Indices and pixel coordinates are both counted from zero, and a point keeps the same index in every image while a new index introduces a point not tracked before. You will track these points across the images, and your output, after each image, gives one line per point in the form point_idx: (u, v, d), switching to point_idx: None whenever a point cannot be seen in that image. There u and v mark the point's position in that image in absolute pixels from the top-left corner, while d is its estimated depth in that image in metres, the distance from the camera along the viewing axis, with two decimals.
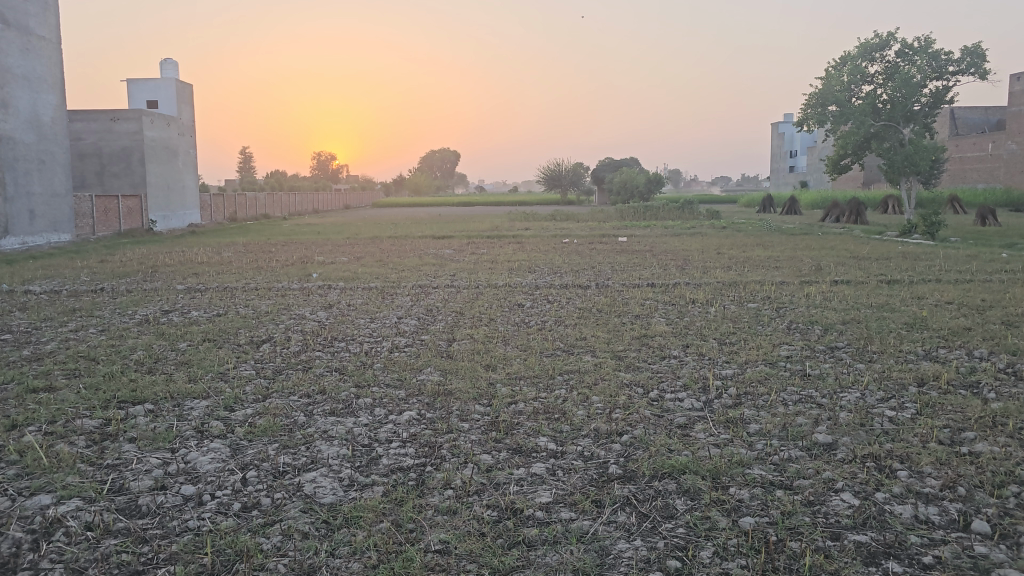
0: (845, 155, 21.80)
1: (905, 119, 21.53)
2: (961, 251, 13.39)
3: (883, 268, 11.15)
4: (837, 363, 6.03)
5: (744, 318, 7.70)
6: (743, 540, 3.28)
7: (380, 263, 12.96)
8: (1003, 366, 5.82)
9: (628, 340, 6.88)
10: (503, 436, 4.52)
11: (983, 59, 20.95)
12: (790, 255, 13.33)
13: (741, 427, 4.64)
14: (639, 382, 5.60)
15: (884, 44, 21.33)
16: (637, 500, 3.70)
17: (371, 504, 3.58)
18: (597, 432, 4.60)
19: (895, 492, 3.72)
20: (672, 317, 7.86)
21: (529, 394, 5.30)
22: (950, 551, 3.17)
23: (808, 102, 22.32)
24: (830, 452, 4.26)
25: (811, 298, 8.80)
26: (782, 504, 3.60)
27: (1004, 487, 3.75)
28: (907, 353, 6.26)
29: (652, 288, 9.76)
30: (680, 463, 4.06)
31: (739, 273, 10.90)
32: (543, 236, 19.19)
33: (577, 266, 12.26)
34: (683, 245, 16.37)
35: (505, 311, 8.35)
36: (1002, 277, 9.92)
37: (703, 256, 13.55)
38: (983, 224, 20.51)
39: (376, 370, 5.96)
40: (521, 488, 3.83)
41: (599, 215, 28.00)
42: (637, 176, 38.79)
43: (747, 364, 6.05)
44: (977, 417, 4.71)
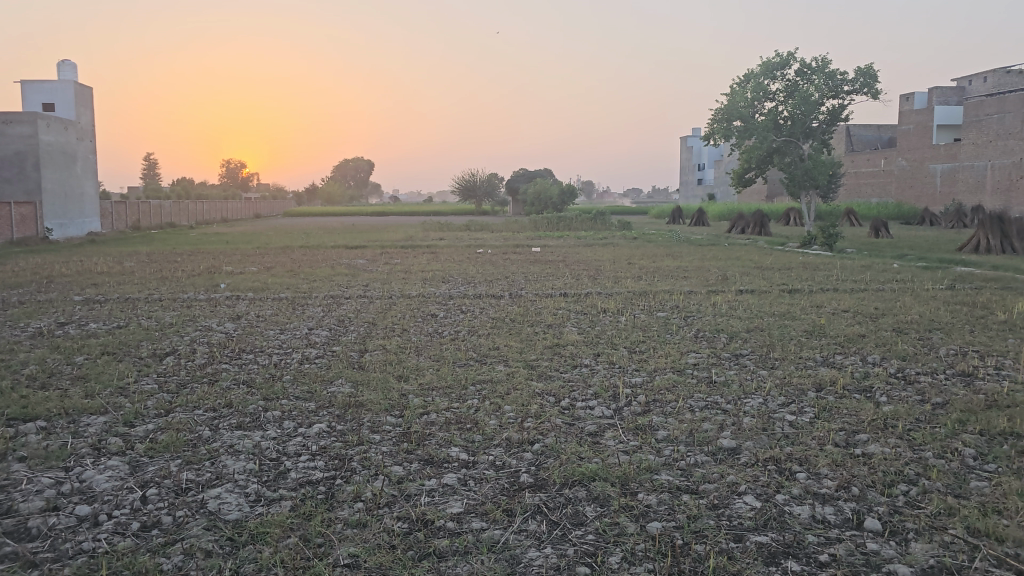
0: (749, 168, 22.58)
1: (805, 135, 22.49)
2: (857, 262, 14.02)
3: (785, 278, 11.61)
4: (741, 370, 6.24)
5: (653, 327, 7.88)
6: (650, 545, 3.35)
7: (291, 273, 12.73)
8: (894, 371, 6.13)
9: (541, 349, 6.95)
10: (415, 447, 4.50)
11: (875, 80, 22.09)
12: (698, 265, 13.75)
13: (649, 434, 4.75)
14: (551, 391, 5.65)
15: (784, 63, 22.25)
16: (548, 508, 3.73)
17: (278, 520, 3.50)
18: (510, 441, 4.63)
19: (794, 493, 3.86)
20: (584, 326, 7.99)
21: (441, 405, 5.29)
22: (845, 549, 3.31)
23: (715, 116, 23.03)
24: (734, 456, 4.39)
25: (717, 306, 9.09)
26: (688, 509, 3.69)
27: (894, 486, 3.94)
28: (807, 359, 6.53)
29: (565, 297, 9.91)
30: (590, 470, 4.13)
31: (649, 283, 11.17)
32: (457, 246, 19.18)
33: (491, 276, 12.30)
34: (595, 254, 16.65)
35: (418, 321, 8.33)
36: (893, 287, 10.46)
37: (614, 266, 13.81)
38: (877, 236, 21.58)
39: (286, 382, 5.83)
40: (432, 499, 3.81)
41: (513, 225, 28.15)
42: (551, 187, 39.26)
43: (656, 372, 6.19)
44: (870, 420, 4.95)
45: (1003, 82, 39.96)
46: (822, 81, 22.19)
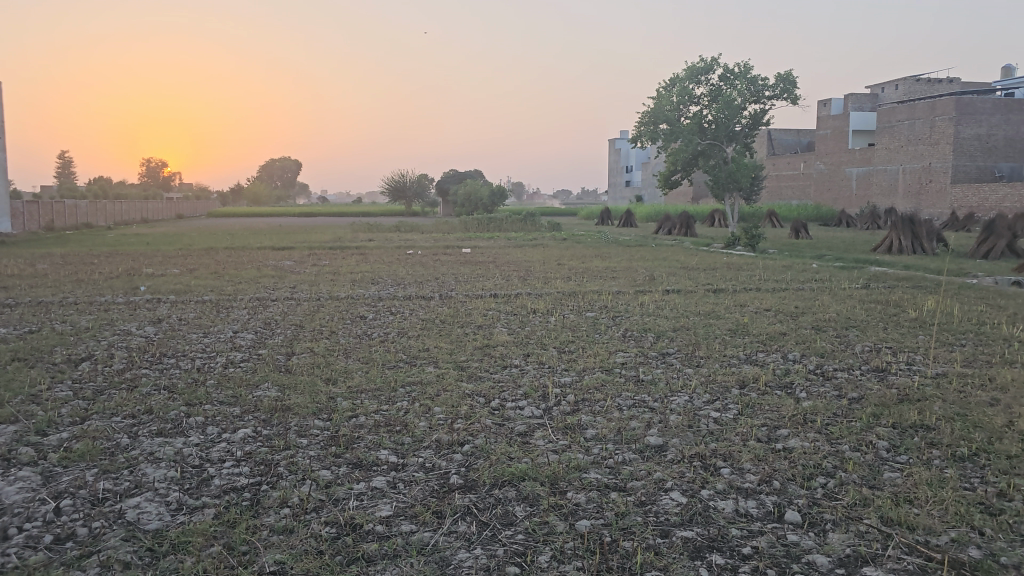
0: (675, 170, 22.97)
1: (729, 138, 23.05)
2: (779, 263, 14.42)
3: (710, 278, 11.88)
4: (667, 368, 6.36)
5: (582, 327, 7.96)
6: (579, 542, 3.39)
7: (215, 275, 12.42)
8: (813, 367, 6.34)
9: (471, 350, 6.95)
10: (343, 451, 4.44)
11: (795, 86, 22.80)
12: (627, 266, 13.93)
13: (578, 433, 4.79)
14: (481, 392, 5.66)
15: (709, 68, 22.78)
16: (478, 509, 3.74)
17: (200, 528, 3.42)
18: (439, 442, 4.62)
19: (718, 489, 3.95)
20: (514, 327, 8.02)
21: (370, 408, 5.23)
22: (767, 541, 3.41)
23: (642, 119, 23.37)
24: (660, 453, 4.48)
25: (644, 306, 9.24)
26: (616, 506, 3.74)
27: (812, 479, 4.08)
28: (731, 357, 6.70)
29: (495, 298, 9.93)
30: (519, 470, 4.14)
31: (578, 284, 11.29)
32: (387, 248, 18.93)
33: (420, 278, 12.21)
34: (525, 255, 16.72)
35: (347, 323, 8.22)
36: (813, 286, 10.79)
37: (544, 267, 13.89)
38: (797, 237, 22.28)
39: (210, 387, 5.68)
40: (361, 502, 3.77)
41: (444, 226, 27.99)
42: (481, 188, 39.17)
43: (585, 371, 6.26)
44: (790, 415, 5.10)
45: (914, 90, 41.64)
46: (744, 87, 22.82)
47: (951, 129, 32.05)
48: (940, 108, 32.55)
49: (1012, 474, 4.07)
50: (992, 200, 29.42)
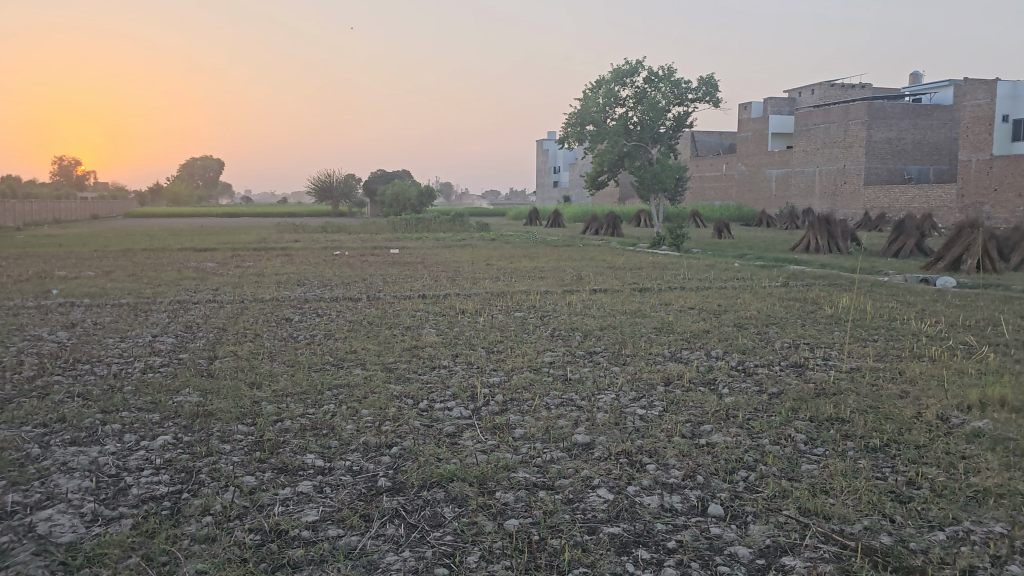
0: (602, 171, 23.24)
1: (653, 140, 23.46)
2: (701, 261, 14.73)
3: (636, 277, 12.06)
4: (594, 367, 6.43)
5: (510, 327, 7.99)
6: (508, 542, 3.40)
7: (132, 278, 12.01)
8: (735, 364, 6.50)
9: (399, 351, 6.90)
10: (267, 456, 4.36)
11: (716, 89, 23.35)
12: (554, 266, 14.05)
13: (507, 432, 4.81)
14: (409, 393, 5.62)
15: (634, 71, 23.14)
16: (406, 511, 3.71)
17: (117, 539, 3.30)
18: (367, 445, 4.57)
19: (644, 484, 4.02)
20: (442, 328, 8.00)
21: (296, 411, 5.15)
22: (690, 535, 3.48)
23: (568, 120, 23.57)
24: (587, 451, 4.52)
25: (572, 305, 9.32)
26: (544, 504, 3.77)
27: (735, 473, 4.18)
28: (656, 355, 6.82)
29: (423, 299, 9.87)
30: (448, 471, 4.13)
31: (506, 284, 11.32)
32: (313, 249, 18.69)
33: (347, 279, 12.07)
34: (453, 256, 16.70)
35: (272, 325, 8.07)
36: (734, 284, 11.07)
37: (473, 267, 13.88)
38: (719, 237, 22.82)
39: (127, 394, 5.49)
40: (286, 508, 3.70)
41: (372, 227, 27.68)
42: (409, 189, 38.91)
43: (513, 371, 6.28)
44: (713, 411, 5.22)
45: (829, 94, 43.13)
46: (668, 89, 23.30)
47: (864, 133, 33.32)
48: (853, 113, 33.76)
49: (920, 462, 4.27)
50: (902, 200, 30.72)
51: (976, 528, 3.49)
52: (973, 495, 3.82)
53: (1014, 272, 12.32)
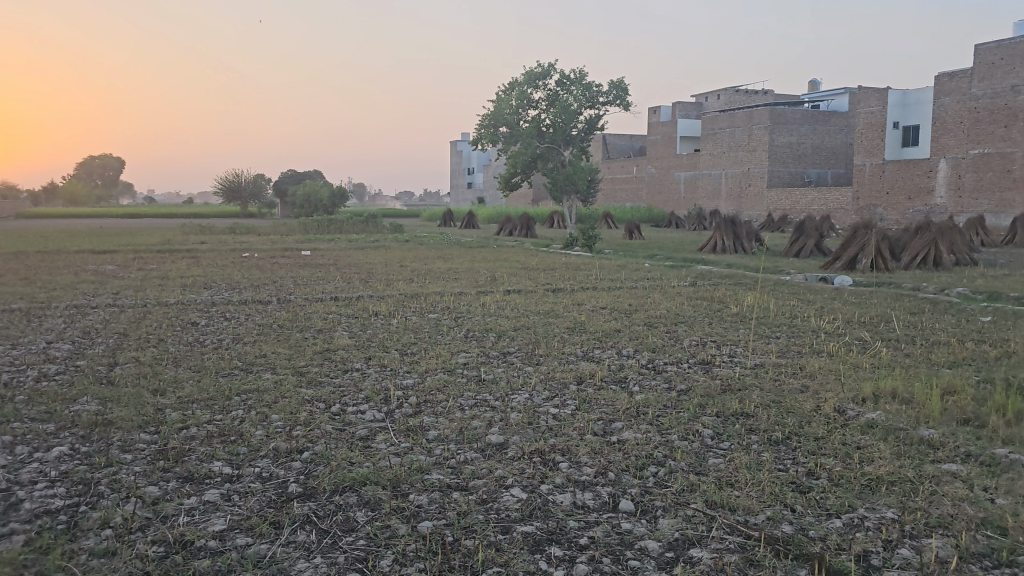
0: (515, 173, 23.35)
1: (566, 142, 23.75)
2: (614, 262, 14.97)
3: (549, 278, 12.16)
4: (508, 367, 6.47)
5: (425, 329, 7.95)
6: (421, 544, 3.38)
7: (26, 282, 11.42)
8: (645, 362, 6.65)
9: (310, 354, 6.78)
10: (172, 464, 4.22)
11: (626, 93, 23.79)
12: (469, 267, 14.06)
13: (420, 434, 4.79)
14: (321, 397, 5.53)
15: (546, 73, 23.37)
16: (318, 516, 3.66)
17: (7, 557, 3.14)
18: (277, 451, 4.47)
19: (556, 483, 4.07)
20: (355, 330, 7.90)
21: (203, 418, 5.00)
22: (602, 531, 3.54)
23: (481, 122, 23.60)
24: (501, 451, 4.55)
25: (486, 306, 9.36)
26: (458, 505, 3.77)
27: (644, 469, 4.27)
28: (568, 354, 6.91)
29: (335, 301, 9.73)
30: (360, 474, 4.08)
31: (420, 285, 11.26)
32: (220, 250, 18.17)
33: (256, 281, 11.80)
34: (366, 258, 16.49)
35: (176, 330, 7.81)
36: (646, 284, 11.32)
37: (386, 269, 13.76)
38: (631, 237, 23.28)
39: (18, 404, 5.22)
40: (192, 518, 3.59)
41: (282, 227, 27.09)
42: (321, 189, 38.24)
43: (426, 373, 6.25)
44: (624, 408, 5.32)
45: (733, 100, 44.52)
46: (580, 92, 23.62)
47: (766, 137, 34.53)
48: (756, 117, 34.92)
49: (818, 453, 4.46)
50: (803, 202, 31.98)
51: (870, 514, 3.66)
52: (868, 483, 4.02)
53: (905, 271, 12.94)
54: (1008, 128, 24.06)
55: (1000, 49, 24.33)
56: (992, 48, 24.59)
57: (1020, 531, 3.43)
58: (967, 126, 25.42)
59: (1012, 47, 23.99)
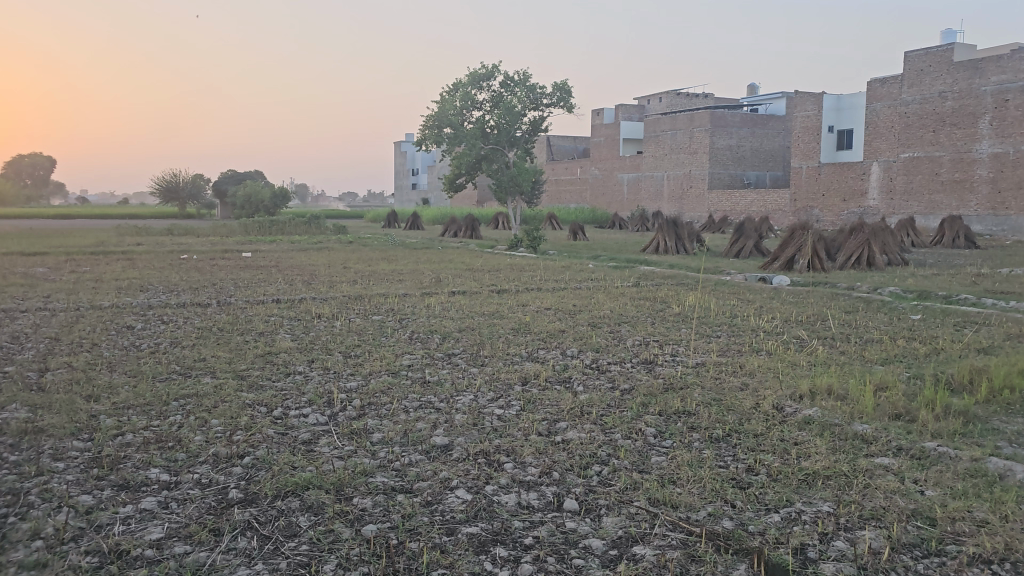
0: (459, 174, 23.31)
1: (510, 144, 23.80)
2: (559, 263, 15.05)
3: (494, 279, 12.16)
4: (453, 368, 6.45)
5: (369, 331, 7.87)
6: (365, 548, 3.36)
7: None
8: (589, 362, 6.70)
9: (251, 358, 6.66)
10: (107, 472, 4.10)
11: (570, 95, 23.97)
12: (413, 269, 13.98)
13: (364, 437, 4.74)
14: (262, 401, 5.44)
15: (490, 74, 23.39)
16: (259, 522, 3.60)
17: None
18: (216, 457, 4.38)
19: (502, 483, 4.07)
20: (297, 332, 7.80)
21: (139, 424, 4.87)
22: (547, 530, 3.56)
23: (425, 122, 23.49)
24: (446, 452, 4.53)
25: (431, 308, 9.31)
26: (403, 508, 3.75)
27: (589, 468, 4.31)
28: (513, 355, 6.92)
29: (277, 304, 9.59)
30: (303, 479, 4.03)
31: (364, 287, 11.17)
32: (157, 252, 17.72)
33: (195, 284, 11.55)
34: (309, 259, 16.30)
35: (111, 334, 7.60)
36: (590, 285, 11.43)
37: (330, 271, 13.61)
38: (575, 238, 23.40)
39: None
40: (128, 527, 3.50)
41: (222, 228, 26.55)
42: (262, 189, 37.59)
43: (370, 375, 6.20)
44: (569, 408, 5.36)
45: (675, 103, 45.16)
46: (524, 94, 23.72)
47: (707, 140, 35.13)
48: (697, 120, 35.48)
49: (758, 450, 4.55)
50: (743, 204, 32.62)
51: (807, 508, 3.76)
52: (805, 478, 4.12)
53: (840, 271, 13.29)
54: (936, 133, 24.88)
55: (928, 56, 25.09)
56: (921, 55, 25.36)
57: (949, 521, 3.56)
58: (898, 130, 26.21)
59: (940, 54, 24.77)
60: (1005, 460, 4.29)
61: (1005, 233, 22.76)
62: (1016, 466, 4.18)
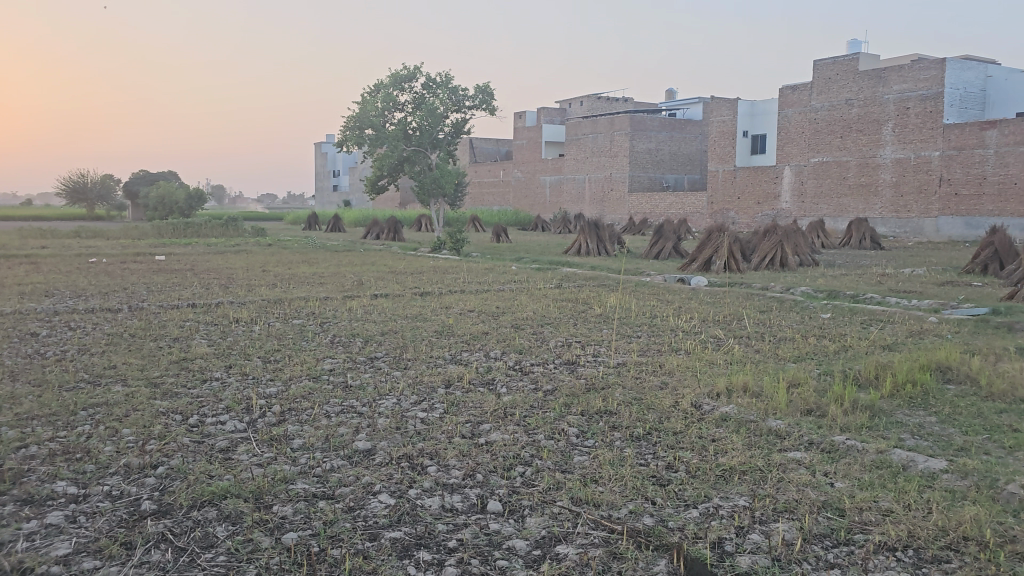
0: (382, 176, 23.09)
1: (433, 146, 23.70)
2: (482, 265, 15.04)
3: (417, 282, 12.09)
4: (375, 372, 6.38)
5: (288, 335, 7.73)
6: (285, 556, 3.29)
7: None
8: (513, 364, 6.73)
9: (165, 364, 6.45)
10: (9, 487, 3.91)
11: (492, 97, 24.04)
12: (334, 271, 13.79)
13: (284, 443, 4.65)
14: (177, 409, 5.27)
15: (412, 76, 23.28)
16: (173, 534, 3.49)
17: None
18: (127, 467, 4.23)
19: (425, 487, 4.06)
20: (214, 338, 7.60)
21: (44, 435, 4.66)
22: (471, 533, 3.56)
23: (346, 123, 23.20)
24: (369, 457, 4.48)
25: (353, 311, 9.19)
26: (324, 514, 3.70)
27: (512, 469, 4.33)
28: (437, 358, 6.89)
29: (193, 308, 9.32)
30: (220, 488, 3.93)
31: (284, 290, 10.96)
32: (63, 256, 16.97)
33: (105, 288, 11.11)
34: (225, 262, 15.86)
35: (14, 341, 7.25)
36: (513, 287, 11.46)
37: (248, 274, 13.31)
38: (498, 241, 23.46)
39: None
40: (33, 543, 3.35)
41: (133, 231, 25.60)
42: (175, 190, 36.46)
43: (291, 380, 6.09)
44: (492, 410, 5.38)
45: (596, 106, 45.75)
46: (446, 95, 23.68)
47: (627, 143, 35.74)
48: (618, 124, 36.06)
49: (677, 447, 4.65)
50: (663, 206, 33.28)
51: (724, 503, 3.86)
52: (722, 474, 4.23)
53: (755, 271, 13.74)
54: (843, 138, 25.90)
55: (836, 65, 26.09)
56: (830, 64, 26.33)
57: (857, 511, 3.71)
58: (808, 136, 27.18)
59: (846, 63, 25.79)
60: (908, 451, 4.50)
61: (908, 234, 23.91)
62: (918, 456, 4.39)
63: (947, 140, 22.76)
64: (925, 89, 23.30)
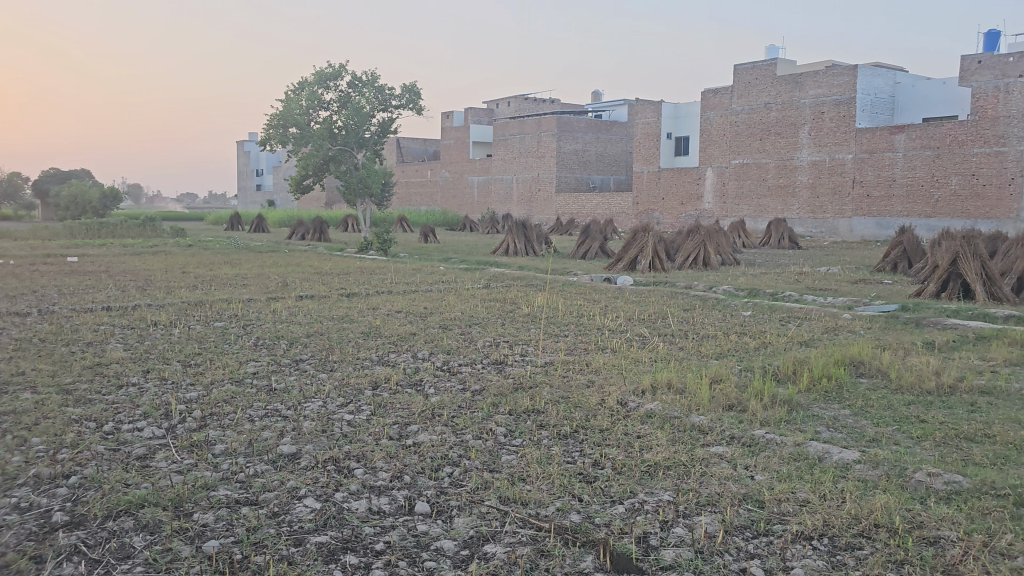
0: (306, 175, 22.70)
1: (359, 145, 23.42)
2: (408, 265, 14.90)
3: (342, 283, 11.91)
4: (300, 374, 6.27)
5: (209, 338, 7.52)
6: (206, 565, 3.21)
7: None
8: (440, 364, 6.71)
9: (78, 370, 6.20)
10: None
11: (418, 96, 23.91)
12: (257, 273, 13.48)
13: (205, 449, 4.53)
14: (91, 416, 5.08)
15: (337, 74, 22.97)
16: (87, 546, 3.36)
17: None
18: (37, 478, 4.05)
19: (351, 490, 4.00)
20: (130, 342, 7.34)
21: None
22: (398, 535, 3.53)
23: (270, 121, 22.74)
24: (294, 461, 4.41)
25: (277, 313, 9.00)
26: (247, 521, 3.61)
27: (439, 470, 4.31)
28: (363, 359, 6.80)
29: (108, 311, 8.99)
30: (137, 496, 3.80)
31: (204, 293, 10.67)
32: None
33: (13, 291, 10.61)
34: (142, 264, 15.33)
35: None
36: (441, 287, 11.41)
37: (166, 276, 12.90)
38: (426, 241, 23.33)
39: None
40: None
41: (43, 231, 24.50)
42: (89, 189, 35.15)
43: (213, 384, 5.94)
44: (419, 411, 5.34)
45: (522, 107, 45.97)
46: (372, 94, 23.44)
47: (554, 144, 36.00)
48: (545, 125, 36.31)
49: (603, 444, 4.71)
50: (590, 207, 33.64)
51: (649, 498, 3.93)
52: (646, 470, 4.30)
53: (679, 271, 14.00)
54: (763, 141, 26.64)
55: (756, 69, 26.79)
56: (750, 68, 27.03)
57: (775, 502, 3.82)
58: (729, 138, 27.84)
59: (765, 68, 26.52)
60: (823, 443, 4.66)
61: (823, 233, 24.77)
62: (833, 448, 4.54)
63: (859, 144, 23.63)
64: (839, 94, 24.11)
